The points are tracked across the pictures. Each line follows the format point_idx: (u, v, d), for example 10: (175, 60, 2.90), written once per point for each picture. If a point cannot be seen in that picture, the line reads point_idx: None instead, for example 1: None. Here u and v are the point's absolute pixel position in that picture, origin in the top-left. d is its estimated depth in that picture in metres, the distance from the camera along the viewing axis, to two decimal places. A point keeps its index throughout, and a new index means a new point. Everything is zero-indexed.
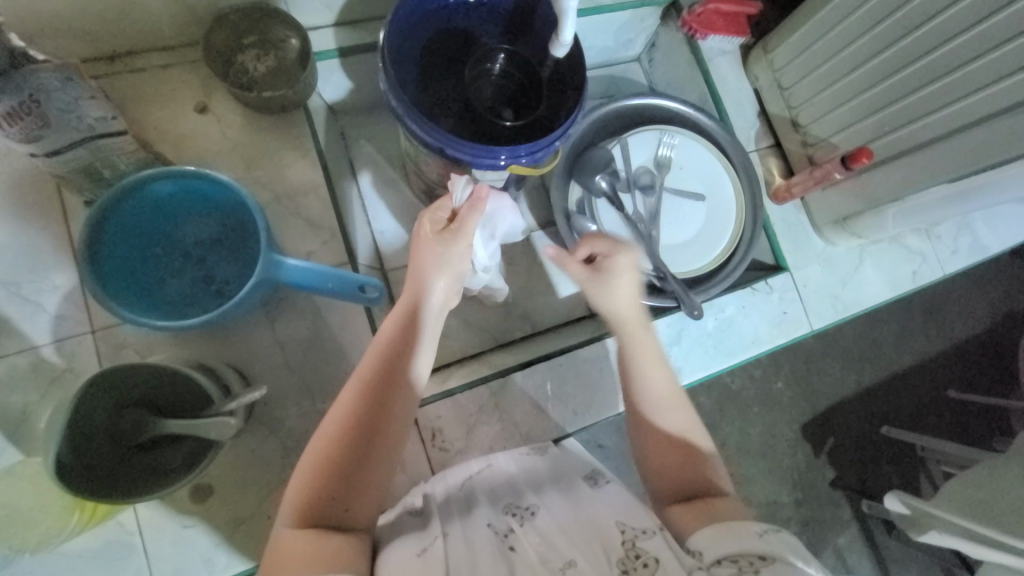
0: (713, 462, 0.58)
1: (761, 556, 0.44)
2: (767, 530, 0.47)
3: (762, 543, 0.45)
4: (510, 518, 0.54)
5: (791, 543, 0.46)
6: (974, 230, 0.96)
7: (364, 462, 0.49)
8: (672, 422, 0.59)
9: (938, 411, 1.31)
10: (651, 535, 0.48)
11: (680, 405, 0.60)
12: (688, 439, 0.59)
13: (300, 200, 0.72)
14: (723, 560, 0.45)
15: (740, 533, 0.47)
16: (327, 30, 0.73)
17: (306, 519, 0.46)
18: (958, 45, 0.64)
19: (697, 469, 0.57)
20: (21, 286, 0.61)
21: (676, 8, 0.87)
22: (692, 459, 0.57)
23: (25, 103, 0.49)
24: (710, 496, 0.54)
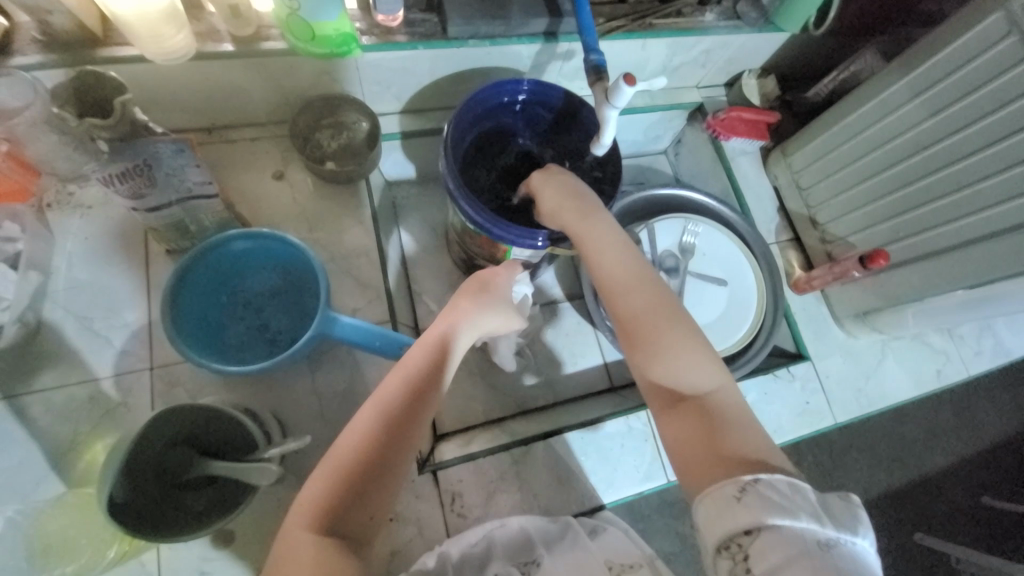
0: (708, 369, 0.53)
1: (748, 531, 0.41)
2: (748, 486, 0.43)
3: (745, 513, 0.42)
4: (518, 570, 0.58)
5: (772, 495, 0.42)
6: (996, 333, 0.97)
7: (384, 470, 0.48)
8: (633, 302, 0.57)
9: (973, 521, 1.25)
10: (638, 568, 0.58)
11: (644, 281, 0.58)
12: (663, 310, 0.56)
13: (352, 261, 0.79)
14: (721, 546, 0.42)
15: (722, 501, 0.43)
16: (394, 117, 0.83)
17: (319, 521, 0.44)
18: (964, 167, 0.69)
19: (684, 370, 0.53)
20: (94, 322, 0.67)
21: (701, 112, 0.98)
22: (677, 359, 0.53)
23: (138, 166, 0.57)
24: (704, 407, 0.51)
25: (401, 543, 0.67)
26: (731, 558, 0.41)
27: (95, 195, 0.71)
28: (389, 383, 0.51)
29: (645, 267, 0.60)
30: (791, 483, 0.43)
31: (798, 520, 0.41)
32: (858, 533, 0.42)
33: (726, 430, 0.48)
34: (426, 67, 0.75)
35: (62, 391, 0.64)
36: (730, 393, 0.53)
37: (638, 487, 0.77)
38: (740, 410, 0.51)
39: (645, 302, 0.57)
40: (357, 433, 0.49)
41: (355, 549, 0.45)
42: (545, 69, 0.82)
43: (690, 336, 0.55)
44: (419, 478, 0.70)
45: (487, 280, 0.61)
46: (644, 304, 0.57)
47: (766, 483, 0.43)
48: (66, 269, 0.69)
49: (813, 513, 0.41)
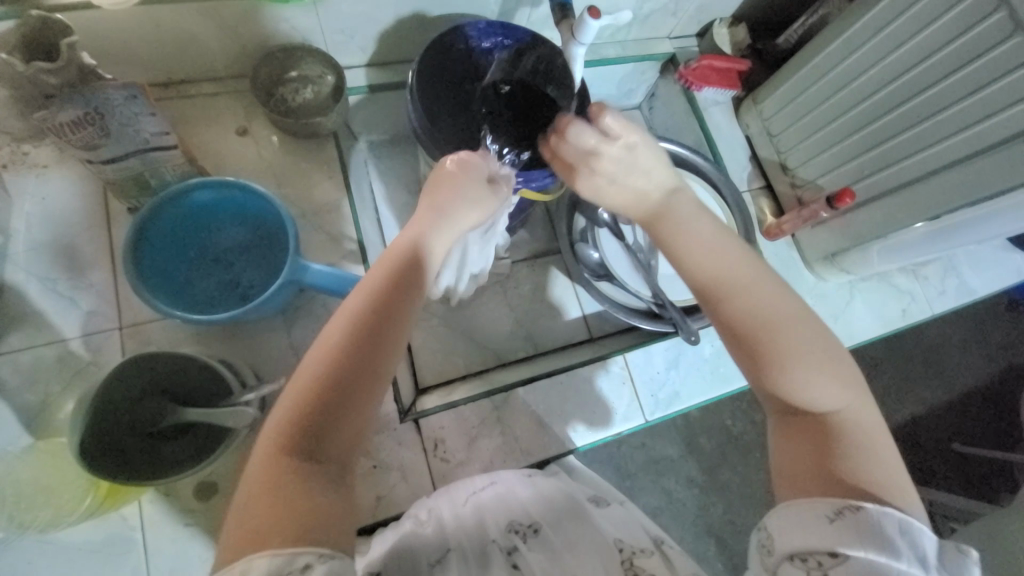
0: (841, 389, 0.50)
1: (833, 552, 0.42)
2: (845, 511, 0.43)
3: (836, 537, 0.43)
4: (515, 536, 0.56)
5: (872, 529, 0.43)
6: (959, 272, 1.00)
7: (357, 389, 0.45)
8: (761, 308, 0.51)
9: (940, 461, 1.31)
10: (650, 554, 0.52)
11: (771, 285, 0.52)
12: (793, 321, 0.51)
13: (324, 216, 0.78)
14: (798, 555, 0.43)
15: (815, 522, 0.44)
16: (360, 69, 0.81)
17: (287, 447, 0.42)
18: (926, 99, 0.70)
19: (816, 389, 0.49)
20: (57, 282, 0.66)
21: (673, 63, 0.98)
22: (807, 375, 0.49)
23: (89, 114, 0.54)
24: (825, 429, 0.49)
25: (385, 489, 0.69)
26: (807, 569, 0.42)
27: (49, 154, 0.69)
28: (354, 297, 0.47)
29: (767, 268, 0.54)
30: (900, 524, 0.43)
31: (891, 557, 0.41)
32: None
33: (851, 456, 0.47)
34: (390, 12, 0.73)
35: (28, 353, 0.63)
36: (857, 415, 0.50)
37: (616, 428, 0.79)
38: (868, 435, 0.49)
39: (771, 308, 0.51)
40: (320, 356, 0.45)
41: (336, 473, 0.44)
42: (514, 16, 0.81)
43: (820, 352, 0.50)
44: (402, 426, 0.71)
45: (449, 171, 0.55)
46: (771, 313, 0.51)
47: (870, 515, 0.43)
48: (24, 229, 0.66)
49: (915, 557, 0.42)
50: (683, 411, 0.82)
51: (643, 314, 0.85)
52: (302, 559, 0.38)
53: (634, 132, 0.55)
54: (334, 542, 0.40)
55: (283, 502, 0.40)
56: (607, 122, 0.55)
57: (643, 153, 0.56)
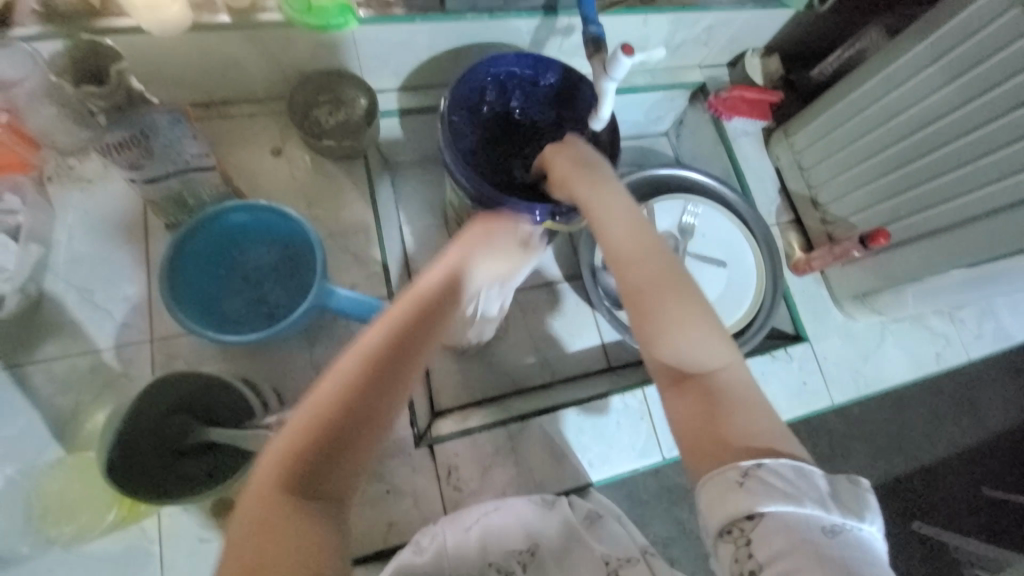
0: (717, 347, 0.48)
1: (750, 516, 0.41)
2: (749, 472, 0.42)
3: (746, 498, 0.41)
4: (513, 560, 0.59)
5: (776, 481, 0.41)
6: (998, 316, 0.96)
7: (363, 427, 0.43)
8: (635, 270, 0.50)
9: (970, 508, 1.25)
10: (635, 563, 0.58)
11: (653, 244, 0.51)
12: (672, 278, 0.49)
13: (350, 237, 0.79)
14: (724, 530, 0.42)
15: (723, 488, 0.42)
16: (392, 94, 0.83)
17: (281, 488, 0.40)
18: (969, 142, 0.68)
19: (694, 351, 0.48)
20: (94, 295, 0.68)
21: (704, 92, 0.97)
22: (687, 337, 0.48)
23: (136, 136, 0.57)
24: (710, 391, 0.47)
25: (398, 514, 0.69)
26: (734, 542, 0.41)
27: (94, 169, 0.71)
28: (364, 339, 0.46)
29: (651, 228, 0.53)
30: (797, 469, 0.42)
31: (802, 507, 0.40)
32: (864, 518, 0.41)
33: (736, 415, 0.45)
34: (423, 40, 0.74)
35: (64, 362, 0.65)
36: (741, 373, 0.48)
37: (633, 463, 0.77)
38: (750, 393, 0.47)
39: (654, 265, 0.50)
40: (320, 398, 0.43)
41: (330, 510, 0.41)
42: (546, 45, 0.81)
43: (699, 311, 0.48)
44: (416, 451, 0.71)
45: (488, 228, 0.57)
46: (648, 274, 0.50)
47: (770, 470, 0.41)
48: (66, 242, 0.69)
49: (819, 498, 0.41)
50: None
51: None
52: None
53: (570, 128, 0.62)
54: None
55: (283, 537, 0.38)
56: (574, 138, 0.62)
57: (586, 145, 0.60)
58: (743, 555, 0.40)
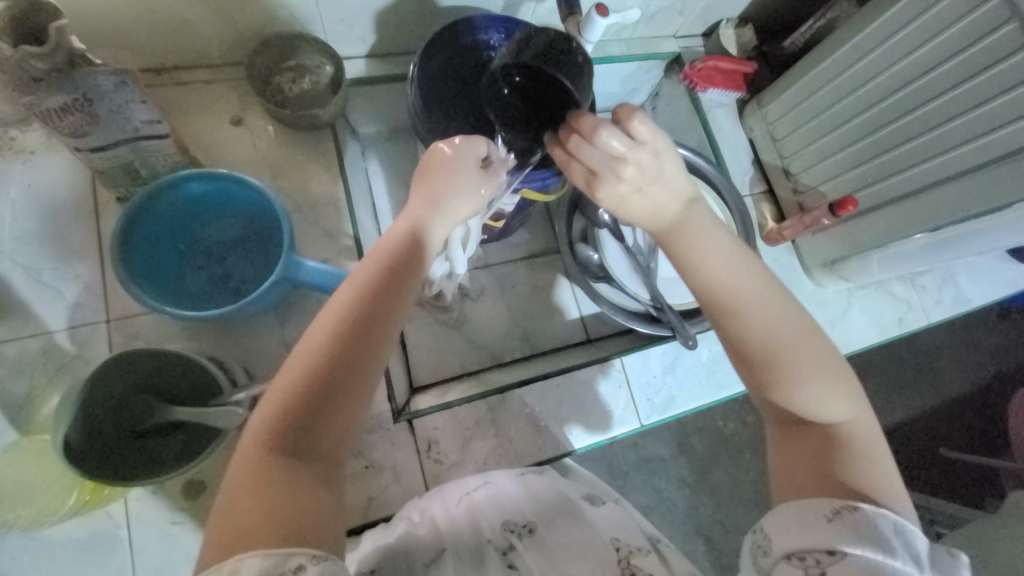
0: (843, 400, 0.50)
1: (830, 550, 0.41)
2: (842, 511, 0.43)
3: (831, 534, 0.42)
4: (511, 535, 0.55)
5: (868, 527, 0.42)
6: (957, 283, 1.00)
7: (351, 382, 0.44)
8: (763, 323, 0.50)
9: (929, 467, 1.32)
10: (645, 554, 0.52)
11: (775, 294, 0.51)
12: (806, 335, 0.51)
13: (319, 211, 0.76)
14: (795, 555, 0.42)
15: (811, 523, 0.43)
16: (360, 61, 0.79)
17: (275, 450, 0.41)
18: (934, 108, 0.69)
19: (822, 404, 0.49)
20: (43, 273, 0.64)
21: (677, 63, 0.96)
22: (817, 390, 0.49)
23: (78, 100, 0.53)
24: (833, 439, 0.48)
25: (378, 489, 0.68)
26: (804, 568, 0.41)
27: (35, 139, 0.66)
28: (343, 293, 0.46)
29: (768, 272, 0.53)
30: (897, 525, 0.42)
31: (892, 559, 0.40)
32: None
33: (859, 461, 0.47)
34: (390, 2, 0.71)
35: (13, 345, 0.61)
36: (865, 425, 0.50)
37: (611, 431, 0.79)
38: (875, 446, 0.49)
39: (779, 319, 0.50)
40: (306, 359, 0.43)
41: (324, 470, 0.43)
42: (518, 10, 0.79)
43: (826, 364, 0.50)
44: (395, 427, 0.70)
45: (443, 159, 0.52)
46: (780, 327, 0.50)
47: (867, 515, 0.42)
48: (9, 217, 0.64)
49: (913, 557, 0.41)
50: (680, 415, 0.82)
51: (642, 317, 0.84)
52: (296, 558, 0.36)
53: (663, 137, 0.51)
54: (327, 545, 0.39)
55: (270, 499, 0.39)
56: (636, 126, 0.50)
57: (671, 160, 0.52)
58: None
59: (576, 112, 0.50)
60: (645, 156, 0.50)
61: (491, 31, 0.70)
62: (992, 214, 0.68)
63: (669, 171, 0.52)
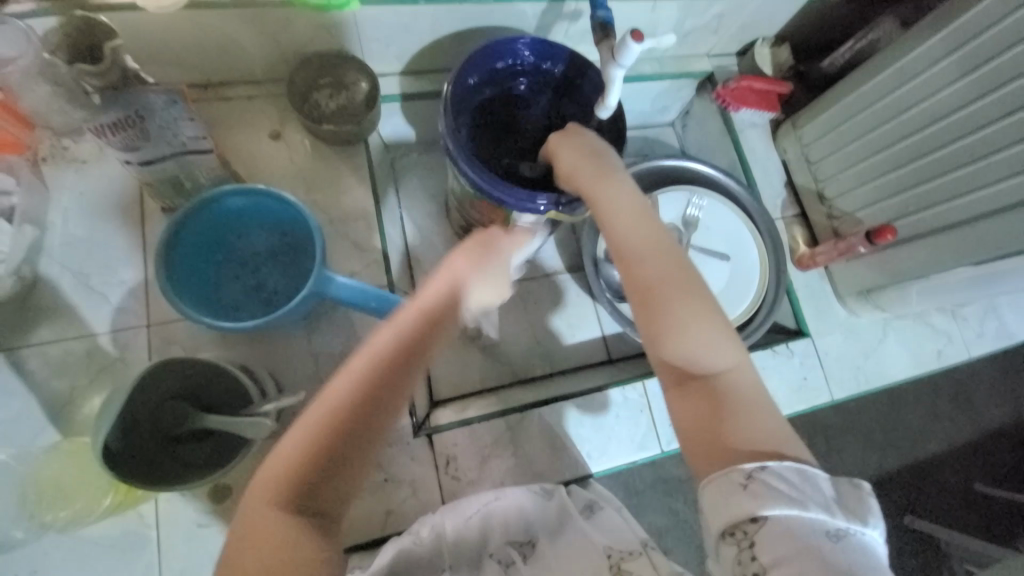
0: (727, 347, 0.48)
1: (753, 518, 0.40)
2: (754, 473, 0.42)
3: (749, 501, 0.41)
4: (513, 550, 0.58)
5: (778, 483, 0.41)
6: (1001, 315, 0.96)
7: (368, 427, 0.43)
8: (647, 267, 0.50)
9: (962, 503, 1.26)
10: (637, 556, 0.54)
11: (658, 240, 0.52)
12: (680, 277, 0.50)
13: (350, 223, 0.78)
14: (727, 532, 0.42)
15: (729, 492, 0.42)
16: (394, 78, 0.81)
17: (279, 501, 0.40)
18: (981, 137, 0.67)
19: (706, 354, 0.48)
20: (90, 279, 0.67)
21: (711, 81, 0.95)
22: (701, 339, 0.48)
23: (130, 117, 0.55)
24: (718, 394, 0.47)
25: (395, 503, 0.69)
26: (737, 544, 0.41)
27: (88, 150, 0.70)
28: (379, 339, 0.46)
29: (658, 222, 0.54)
30: (801, 471, 0.42)
31: (806, 510, 0.40)
32: (869, 523, 0.40)
33: (741, 418, 0.45)
34: (426, 23, 0.73)
35: (59, 346, 0.64)
36: (747, 374, 0.48)
37: (632, 455, 0.77)
38: (757, 398, 0.47)
39: (661, 264, 0.51)
40: (328, 402, 0.43)
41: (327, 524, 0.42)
42: (551, 30, 0.79)
43: (709, 313, 0.49)
44: (415, 441, 0.71)
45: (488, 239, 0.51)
46: (659, 271, 0.50)
47: (772, 472, 0.42)
48: (61, 223, 0.68)
49: (823, 502, 0.41)
50: None
51: None
52: None
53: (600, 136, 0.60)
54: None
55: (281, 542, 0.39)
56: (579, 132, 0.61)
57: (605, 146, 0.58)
58: (746, 558, 0.40)
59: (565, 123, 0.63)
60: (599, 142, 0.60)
61: (520, 53, 0.70)
62: None
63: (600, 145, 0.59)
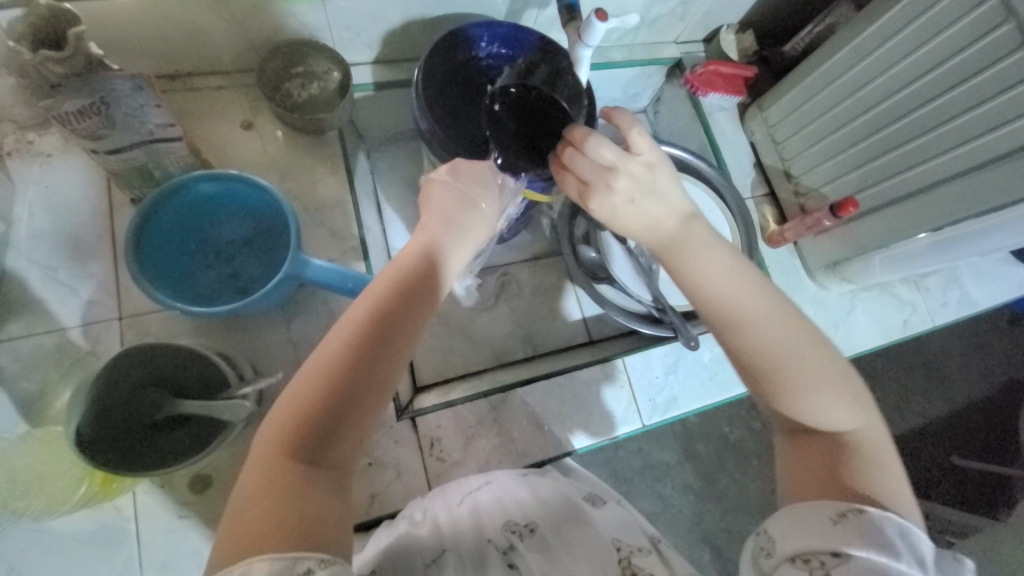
0: (848, 410, 0.50)
1: (835, 552, 0.41)
2: (847, 514, 0.43)
3: (836, 537, 0.42)
4: (511, 534, 0.55)
5: (873, 530, 0.42)
6: (962, 284, 1.00)
7: (363, 389, 0.45)
8: (771, 332, 0.50)
9: (938, 474, 1.31)
10: (646, 554, 0.51)
11: (773, 305, 0.52)
12: (805, 347, 0.51)
13: (325, 212, 0.78)
14: (799, 557, 0.42)
15: (816, 525, 0.43)
16: (366, 67, 0.81)
17: (289, 451, 0.42)
18: (933, 108, 0.70)
19: (826, 411, 0.49)
20: (58, 272, 0.66)
21: (678, 68, 0.97)
22: (821, 401, 0.49)
23: (95, 104, 0.54)
24: (845, 448, 0.49)
25: (380, 486, 0.69)
26: (808, 570, 0.41)
27: (51, 143, 0.69)
28: (375, 284, 0.49)
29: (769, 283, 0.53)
30: (904, 531, 0.42)
31: (898, 561, 0.40)
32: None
33: (864, 469, 0.47)
34: (395, 12, 0.73)
35: (27, 341, 0.63)
36: (871, 435, 0.50)
37: (615, 431, 0.79)
38: (876, 454, 0.48)
39: (784, 330, 0.51)
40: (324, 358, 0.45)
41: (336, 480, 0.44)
42: (521, 17, 0.80)
43: (829, 378, 0.50)
44: (398, 425, 0.71)
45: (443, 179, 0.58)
46: (783, 338, 0.50)
47: (871, 520, 0.42)
48: (25, 217, 0.66)
49: (919, 561, 0.40)
50: (682, 416, 0.82)
51: (644, 318, 0.84)
52: (304, 563, 0.36)
53: (650, 150, 0.53)
54: (334, 548, 0.39)
55: (282, 502, 0.39)
56: (594, 149, 0.50)
57: (667, 182, 0.54)
58: None
59: (572, 128, 0.51)
60: (636, 167, 0.52)
61: (482, 39, 0.71)
62: (999, 212, 0.67)
63: (660, 186, 0.53)
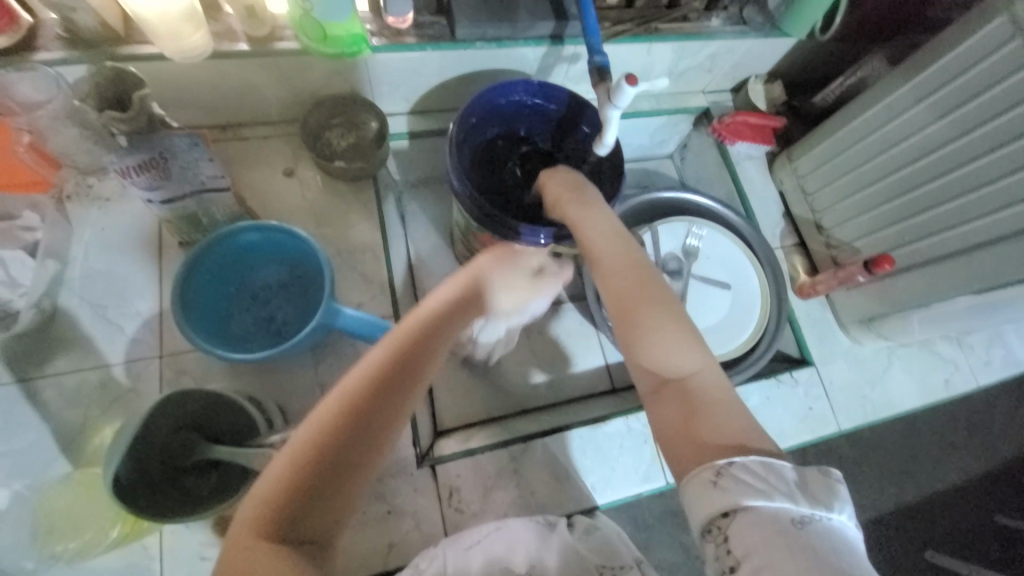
0: (690, 353, 0.48)
1: (724, 513, 0.39)
2: (723, 469, 0.40)
3: (719, 497, 0.39)
4: None
5: (745, 476, 0.39)
6: (1006, 341, 0.95)
7: (354, 459, 0.43)
8: (616, 281, 0.52)
9: (984, 536, 1.22)
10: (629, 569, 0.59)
11: (624, 257, 0.54)
12: (647, 289, 0.52)
13: (357, 256, 0.81)
14: (705, 529, 0.40)
15: (699, 487, 0.41)
16: (403, 117, 0.85)
17: (266, 530, 0.39)
18: (972, 170, 0.69)
19: (669, 353, 0.48)
20: (107, 310, 0.69)
21: (707, 117, 0.98)
22: (664, 344, 0.49)
23: (155, 158, 0.57)
24: (689, 397, 0.46)
25: (399, 535, 0.68)
26: (715, 541, 0.39)
27: (110, 187, 0.73)
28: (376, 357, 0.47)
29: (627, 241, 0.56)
30: (766, 462, 0.40)
31: (772, 500, 0.39)
32: (835, 508, 0.39)
33: (711, 414, 0.45)
34: (432, 68, 0.77)
35: (74, 376, 0.66)
36: (715, 375, 0.48)
37: (637, 487, 0.77)
38: (722, 393, 0.47)
39: (625, 276, 0.52)
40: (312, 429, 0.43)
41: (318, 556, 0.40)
42: (551, 71, 0.83)
43: (671, 320, 0.50)
44: (418, 472, 0.71)
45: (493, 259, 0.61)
46: (624, 284, 0.52)
47: (739, 466, 0.40)
48: (81, 258, 0.71)
49: (786, 488, 0.39)
50: None
51: None
52: None
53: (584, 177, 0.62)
54: None
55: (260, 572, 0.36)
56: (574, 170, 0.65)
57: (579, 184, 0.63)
58: (722, 553, 0.38)
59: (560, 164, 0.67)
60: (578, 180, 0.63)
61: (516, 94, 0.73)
62: None
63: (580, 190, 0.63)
